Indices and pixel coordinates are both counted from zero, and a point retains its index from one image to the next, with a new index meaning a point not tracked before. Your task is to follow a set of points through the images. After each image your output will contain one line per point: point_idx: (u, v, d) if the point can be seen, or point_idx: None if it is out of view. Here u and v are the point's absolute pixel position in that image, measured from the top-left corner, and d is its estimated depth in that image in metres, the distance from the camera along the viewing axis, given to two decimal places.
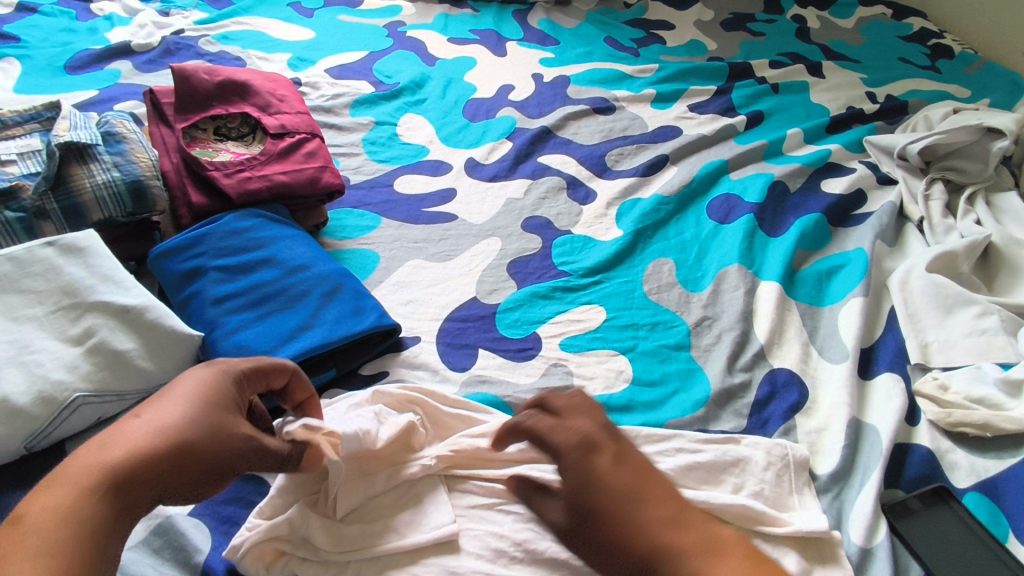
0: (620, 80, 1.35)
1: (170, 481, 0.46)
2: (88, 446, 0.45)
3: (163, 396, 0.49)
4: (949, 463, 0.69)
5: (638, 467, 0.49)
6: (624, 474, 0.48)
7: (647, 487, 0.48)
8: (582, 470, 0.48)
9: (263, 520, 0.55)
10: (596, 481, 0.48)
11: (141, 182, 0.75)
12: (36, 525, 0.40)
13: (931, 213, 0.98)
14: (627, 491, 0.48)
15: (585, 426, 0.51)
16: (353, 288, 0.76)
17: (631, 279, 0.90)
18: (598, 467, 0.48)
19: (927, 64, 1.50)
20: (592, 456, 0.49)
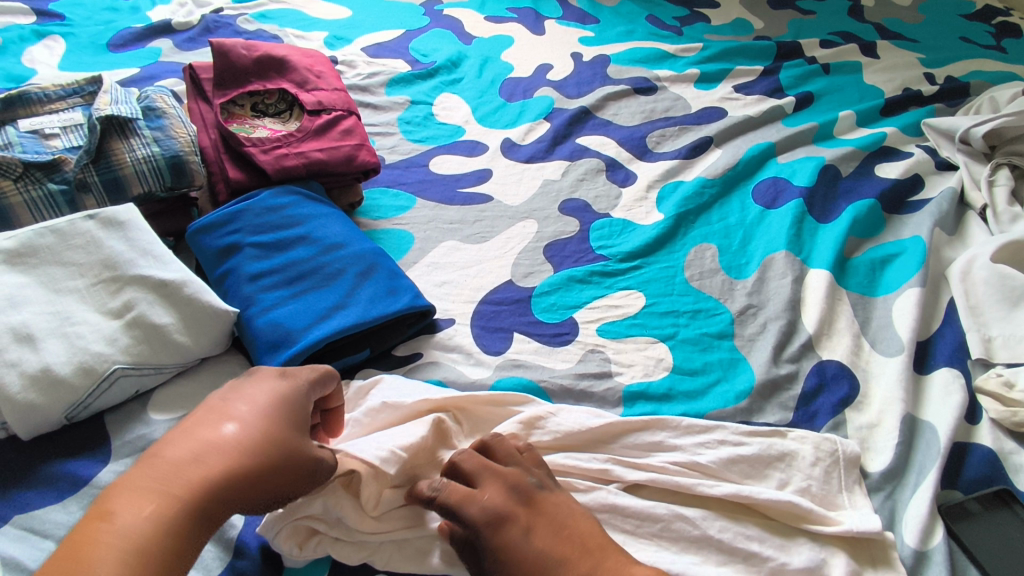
0: (662, 59, 1.30)
1: (249, 495, 0.48)
2: (178, 453, 0.47)
3: (245, 408, 0.51)
4: (1012, 466, 0.64)
5: (549, 529, 0.51)
6: (532, 545, 0.50)
7: (564, 556, 0.49)
8: (494, 544, 0.50)
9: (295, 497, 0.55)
10: (506, 555, 0.50)
11: (180, 158, 0.75)
12: (133, 530, 0.42)
13: (996, 201, 0.92)
14: (539, 565, 0.49)
15: (495, 492, 0.53)
16: (388, 268, 0.74)
17: (671, 265, 0.87)
18: (506, 537, 0.50)
19: (992, 43, 1.41)
20: (503, 528, 0.51)
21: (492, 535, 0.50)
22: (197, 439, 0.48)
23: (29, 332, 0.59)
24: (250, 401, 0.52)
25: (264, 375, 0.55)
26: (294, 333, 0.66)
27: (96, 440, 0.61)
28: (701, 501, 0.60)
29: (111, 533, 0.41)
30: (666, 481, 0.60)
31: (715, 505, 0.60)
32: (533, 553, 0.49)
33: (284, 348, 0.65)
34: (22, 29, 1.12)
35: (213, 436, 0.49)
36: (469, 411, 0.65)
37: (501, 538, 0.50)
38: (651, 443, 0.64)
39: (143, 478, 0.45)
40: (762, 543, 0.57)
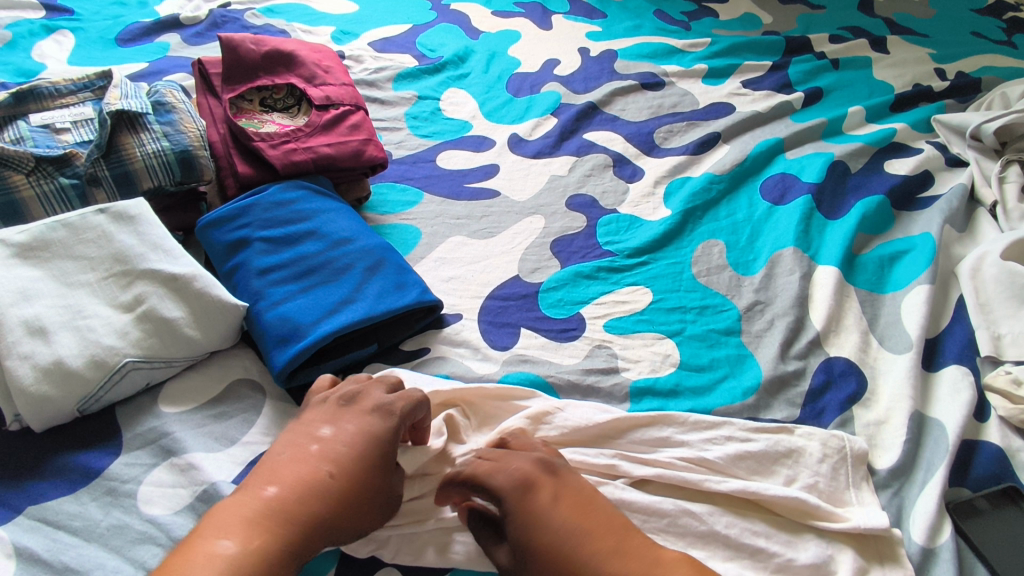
0: (670, 54, 1.29)
1: (333, 537, 0.51)
2: (280, 487, 0.50)
3: (344, 448, 0.54)
4: (1020, 463, 0.64)
5: (576, 499, 0.52)
6: (559, 511, 0.51)
7: (589, 524, 0.50)
8: (523, 510, 0.51)
9: None
10: (533, 520, 0.50)
11: (189, 152, 0.75)
12: (239, 562, 0.45)
13: (1006, 198, 0.91)
14: (566, 530, 0.50)
15: (523, 463, 0.54)
16: (396, 262, 0.75)
17: (679, 261, 0.87)
18: (533, 503, 0.51)
19: (1003, 38, 1.39)
20: (529, 495, 0.52)
21: (520, 501, 0.52)
22: (296, 478, 0.51)
23: (42, 325, 0.59)
24: (343, 446, 0.54)
25: (361, 411, 0.57)
26: (303, 327, 0.66)
27: (107, 432, 0.61)
28: (708, 497, 0.60)
29: (218, 560, 0.45)
30: (672, 476, 0.60)
31: (722, 501, 0.60)
32: (559, 519, 0.50)
33: (293, 342, 0.65)
34: (31, 23, 1.12)
35: (309, 474, 0.51)
36: (477, 406, 0.65)
37: (529, 504, 0.51)
38: (657, 439, 0.64)
39: (248, 509, 0.48)
40: (769, 539, 0.57)
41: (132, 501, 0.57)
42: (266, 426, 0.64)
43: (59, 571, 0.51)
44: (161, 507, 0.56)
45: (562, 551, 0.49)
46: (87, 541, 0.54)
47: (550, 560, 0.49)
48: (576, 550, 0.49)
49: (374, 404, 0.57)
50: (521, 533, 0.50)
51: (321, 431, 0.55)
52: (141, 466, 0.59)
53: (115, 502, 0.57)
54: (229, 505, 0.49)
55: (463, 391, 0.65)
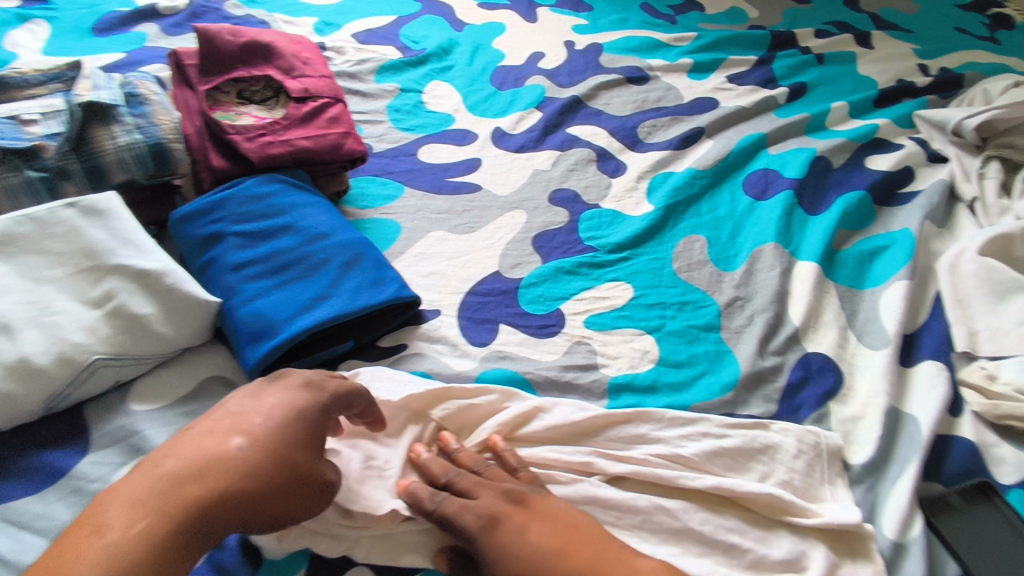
0: (655, 48, 1.29)
1: (243, 513, 0.48)
2: (179, 460, 0.49)
3: (252, 417, 0.52)
4: (993, 458, 0.65)
5: (550, 522, 0.51)
6: (535, 540, 0.50)
7: (566, 550, 0.50)
8: (490, 550, 0.50)
9: None
10: (508, 550, 0.50)
11: (163, 145, 0.74)
12: (120, 546, 0.43)
13: (985, 194, 0.92)
14: (539, 558, 0.49)
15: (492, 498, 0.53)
16: (374, 258, 0.74)
17: (660, 256, 0.87)
18: (508, 537, 0.50)
19: (986, 34, 1.40)
20: (496, 531, 0.51)
21: (495, 534, 0.51)
22: (200, 450, 0.49)
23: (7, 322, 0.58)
24: (250, 415, 0.53)
25: (285, 386, 0.56)
26: (277, 324, 0.65)
27: (76, 431, 0.60)
28: (683, 494, 0.60)
29: (101, 546, 0.43)
30: (648, 473, 0.60)
31: (697, 497, 0.60)
32: (535, 547, 0.50)
33: (267, 339, 0.64)
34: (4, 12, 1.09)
35: (215, 447, 0.50)
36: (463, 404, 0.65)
37: (504, 536, 0.50)
38: (634, 435, 0.64)
39: (138, 488, 0.47)
40: (743, 535, 0.57)
41: None
42: None
43: None
44: None
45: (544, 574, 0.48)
46: (54, 541, 0.53)
47: None
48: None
49: (304, 380, 0.57)
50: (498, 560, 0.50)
51: (239, 403, 0.54)
52: (110, 466, 0.58)
53: (83, 501, 0.56)
54: (128, 481, 0.48)
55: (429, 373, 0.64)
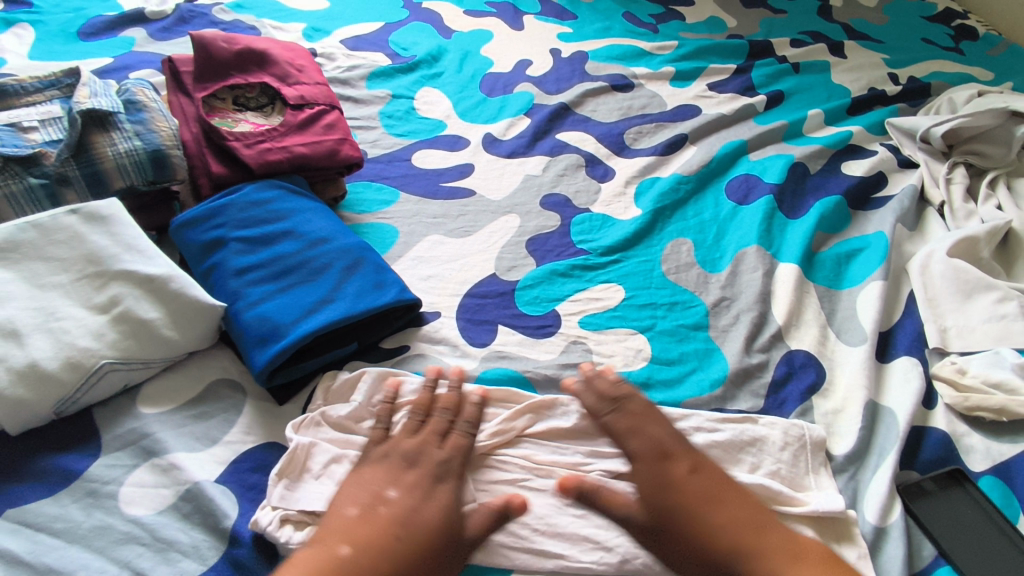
0: (639, 56, 1.33)
1: None
2: (361, 516, 0.54)
3: (415, 491, 0.56)
4: (964, 447, 0.69)
5: (712, 476, 0.58)
6: (693, 491, 0.56)
7: (720, 495, 0.56)
8: (659, 479, 0.58)
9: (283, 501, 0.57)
10: (668, 503, 0.56)
11: (161, 151, 0.74)
12: None
13: (953, 198, 0.97)
14: (703, 495, 0.56)
15: (674, 447, 0.60)
16: (374, 262, 0.76)
17: (650, 259, 0.90)
18: (667, 492, 0.57)
19: (950, 45, 1.46)
20: (670, 465, 0.58)
21: (665, 483, 0.57)
22: (364, 534, 0.52)
23: (14, 328, 0.59)
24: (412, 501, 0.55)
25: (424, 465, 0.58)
26: (281, 327, 0.66)
27: (84, 434, 0.61)
28: None
29: None
30: None
31: None
32: (706, 511, 0.55)
33: (273, 342, 0.65)
34: None
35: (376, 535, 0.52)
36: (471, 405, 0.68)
37: (663, 487, 0.57)
38: None
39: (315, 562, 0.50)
40: None
41: (113, 502, 0.57)
42: (247, 425, 0.65)
43: (42, 572, 0.51)
44: (143, 507, 0.57)
45: (703, 532, 0.54)
46: (69, 543, 0.54)
47: (683, 522, 0.55)
48: (716, 531, 0.54)
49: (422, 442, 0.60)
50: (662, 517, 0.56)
51: (395, 480, 0.57)
52: (122, 467, 0.59)
53: (97, 503, 0.57)
54: (308, 554, 0.51)
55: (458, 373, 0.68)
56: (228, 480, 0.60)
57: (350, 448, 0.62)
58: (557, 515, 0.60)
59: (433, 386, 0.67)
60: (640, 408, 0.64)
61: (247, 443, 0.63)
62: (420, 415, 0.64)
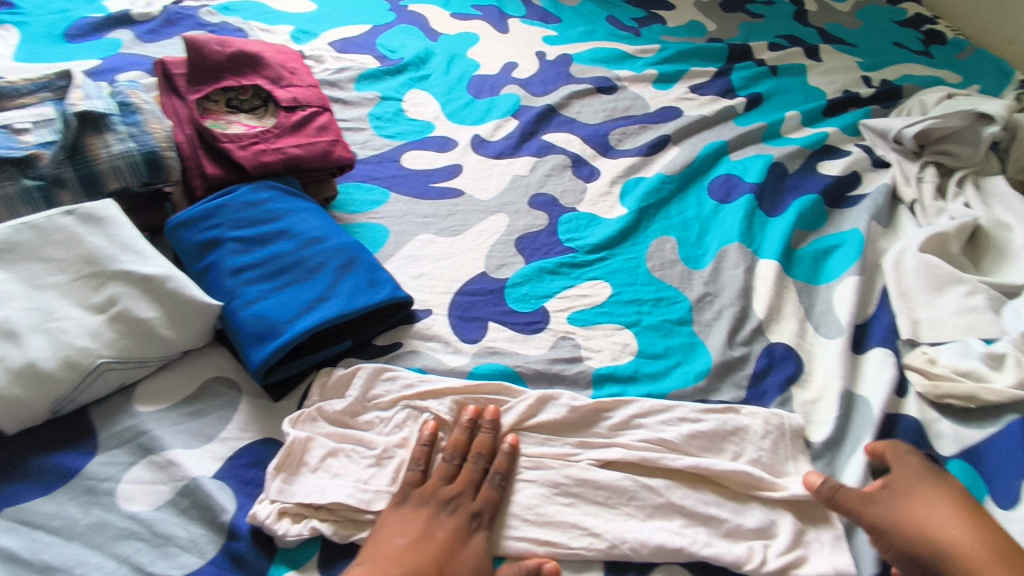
0: (622, 60, 1.36)
1: None
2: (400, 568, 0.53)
3: (447, 543, 0.56)
4: (935, 432, 0.73)
5: (957, 496, 0.58)
6: (966, 529, 0.55)
7: (971, 514, 0.56)
8: (908, 489, 0.60)
9: (279, 496, 0.59)
10: (908, 512, 0.57)
11: (156, 153, 0.75)
12: None
13: (923, 196, 1.01)
14: (947, 516, 0.56)
15: (939, 493, 0.58)
16: (368, 261, 0.77)
17: (635, 257, 0.93)
18: (909, 505, 0.58)
19: (920, 49, 1.52)
20: (940, 479, 0.60)
21: (897, 502, 0.59)
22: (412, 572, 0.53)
23: (12, 328, 0.59)
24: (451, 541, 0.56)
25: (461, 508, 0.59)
26: (279, 325, 0.68)
27: (81, 433, 0.62)
28: (666, 473, 0.66)
29: None
30: (632, 455, 0.66)
31: (678, 474, 0.66)
32: (952, 522, 0.55)
33: (270, 340, 0.67)
34: None
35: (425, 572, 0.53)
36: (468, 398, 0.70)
37: (922, 507, 0.57)
38: (619, 422, 0.70)
39: None
40: (719, 507, 0.63)
41: (111, 499, 0.58)
42: (243, 422, 0.66)
43: (42, 569, 0.52)
44: (141, 503, 0.58)
45: (948, 540, 0.55)
46: (68, 539, 0.55)
47: (924, 541, 0.56)
48: (959, 541, 0.54)
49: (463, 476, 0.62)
50: (882, 520, 0.58)
51: (433, 531, 0.57)
52: (119, 465, 0.60)
53: (95, 500, 0.58)
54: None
55: (494, 407, 0.68)
56: (226, 475, 0.61)
57: (346, 442, 0.65)
58: (549, 504, 0.63)
59: (471, 427, 0.66)
60: (919, 469, 0.61)
61: (243, 439, 0.65)
62: (456, 458, 0.64)
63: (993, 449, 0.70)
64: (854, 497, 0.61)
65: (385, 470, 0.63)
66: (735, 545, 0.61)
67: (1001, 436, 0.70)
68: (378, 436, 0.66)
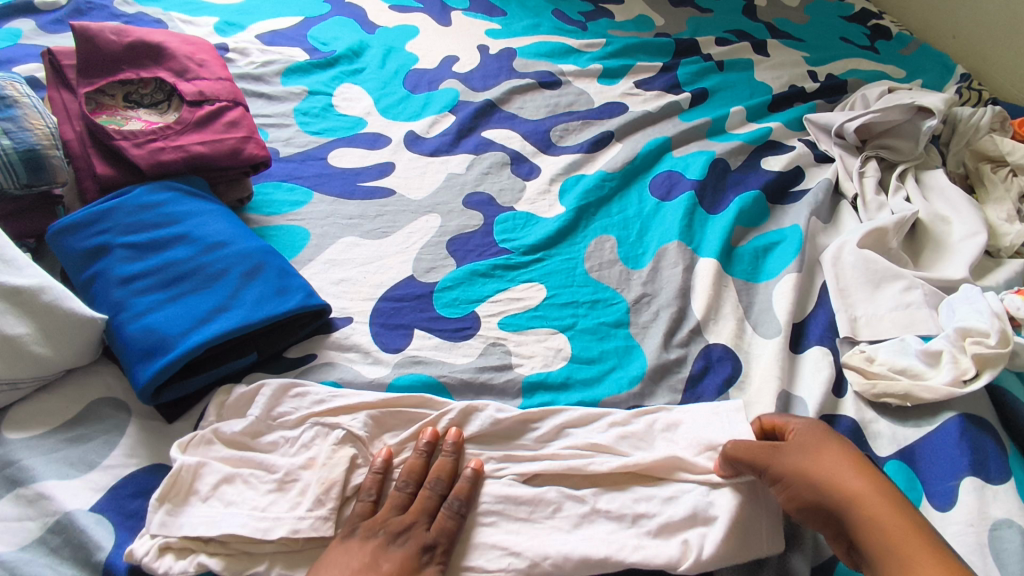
0: (567, 53, 1.32)
1: None
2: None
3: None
4: (872, 433, 0.71)
5: (859, 456, 0.55)
6: (867, 484, 0.52)
7: (870, 469, 0.54)
8: (808, 445, 0.56)
9: (164, 531, 0.54)
10: (811, 464, 0.54)
11: (37, 151, 0.69)
12: None
13: (865, 190, 0.99)
14: (846, 471, 0.53)
15: (840, 449, 0.55)
16: (278, 266, 0.71)
17: (573, 257, 0.89)
18: (813, 457, 0.55)
19: (866, 44, 1.51)
20: (839, 439, 0.57)
21: (801, 457, 0.55)
22: None
23: None
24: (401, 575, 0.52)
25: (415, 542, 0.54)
26: (169, 339, 0.62)
27: None
28: (595, 485, 0.62)
29: None
30: (558, 468, 0.62)
31: (608, 485, 0.62)
32: (854, 476, 0.53)
33: (158, 356, 0.61)
34: None
35: None
36: (389, 411, 0.65)
37: (821, 460, 0.54)
38: (546, 434, 0.65)
39: None
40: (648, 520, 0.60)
41: None
42: (130, 447, 0.61)
43: None
44: (4, 544, 0.52)
45: (848, 494, 0.52)
46: None
47: (825, 494, 0.53)
48: (861, 495, 0.51)
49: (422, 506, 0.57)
50: (788, 470, 0.55)
51: (379, 563, 0.52)
52: None
53: None
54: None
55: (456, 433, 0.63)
56: (106, 507, 0.56)
57: (244, 467, 0.59)
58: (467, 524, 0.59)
59: (427, 452, 0.61)
60: (818, 427, 0.58)
61: (129, 466, 0.59)
62: (410, 486, 0.59)
63: (929, 448, 0.68)
64: (759, 449, 0.57)
65: (287, 495, 0.57)
66: (664, 545, 0.57)
67: (938, 434, 0.68)
68: (281, 458, 0.60)
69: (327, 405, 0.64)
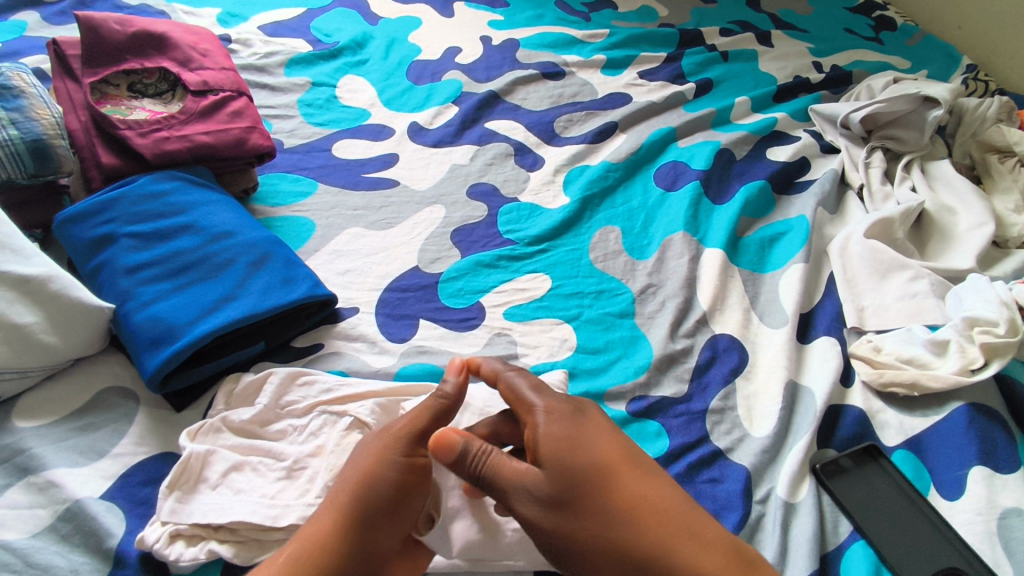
0: (570, 44, 1.31)
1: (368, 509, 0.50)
2: (334, 517, 0.49)
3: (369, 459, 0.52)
4: (879, 423, 0.70)
5: (632, 469, 0.49)
6: (652, 520, 0.46)
7: (642, 494, 0.47)
8: (573, 475, 0.48)
9: (173, 518, 0.53)
10: (602, 507, 0.47)
11: (42, 141, 0.68)
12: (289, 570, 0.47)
13: (871, 180, 0.99)
14: (639, 506, 0.47)
15: (615, 473, 0.48)
16: (284, 256, 0.71)
17: (577, 247, 0.89)
18: (599, 494, 0.47)
19: (871, 35, 1.50)
20: (572, 453, 0.49)
21: (593, 494, 0.47)
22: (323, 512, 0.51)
23: None
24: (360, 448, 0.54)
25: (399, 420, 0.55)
26: (177, 328, 0.62)
27: None
28: None
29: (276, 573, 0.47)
30: None
31: None
32: (634, 512, 0.47)
33: (165, 345, 0.61)
34: None
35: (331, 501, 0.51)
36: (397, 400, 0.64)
37: (605, 497, 0.47)
38: None
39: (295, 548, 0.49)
40: None
41: None
42: (139, 435, 0.61)
43: None
44: (15, 531, 0.52)
45: (625, 537, 0.46)
46: None
47: (610, 545, 0.46)
48: (647, 536, 0.46)
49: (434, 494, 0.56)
50: (587, 518, 0.46)
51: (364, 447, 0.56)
52: None
53: None
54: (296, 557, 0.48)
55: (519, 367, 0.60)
56: (116, 495, 0.56)
57: (253, 455, 0.59)
58: None
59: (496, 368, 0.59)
60: (540, 435, 0.49)
61: (139, 455, 0.59)
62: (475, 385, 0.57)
63: (937, 437, 0.68)
64: (538, 493, 0.47)
65: (296, 483, 0.57)
66: None
67: (945, 424, 0.68)
68: (289, 446, 0.60)
69: (333, 395, 0.64)
